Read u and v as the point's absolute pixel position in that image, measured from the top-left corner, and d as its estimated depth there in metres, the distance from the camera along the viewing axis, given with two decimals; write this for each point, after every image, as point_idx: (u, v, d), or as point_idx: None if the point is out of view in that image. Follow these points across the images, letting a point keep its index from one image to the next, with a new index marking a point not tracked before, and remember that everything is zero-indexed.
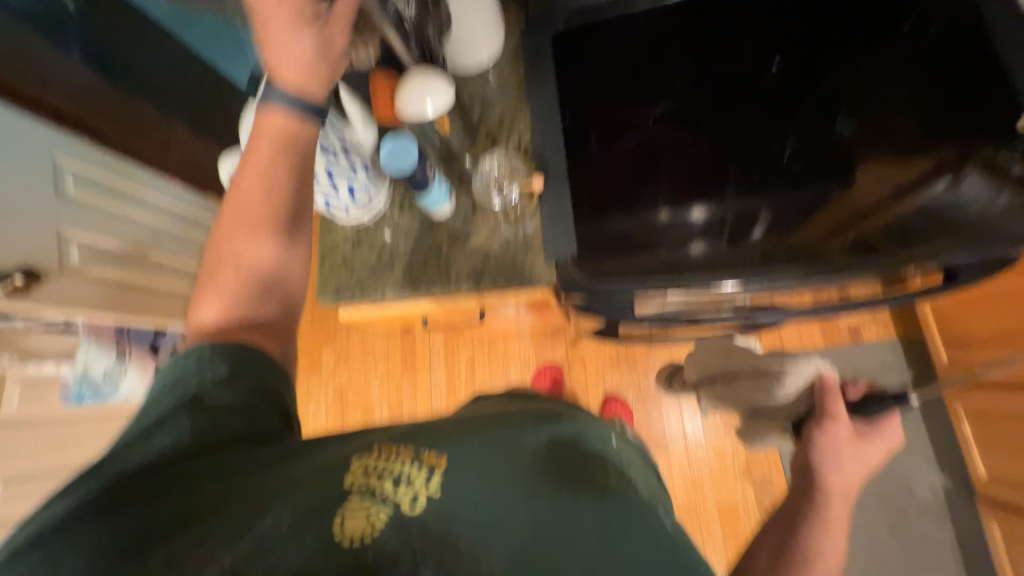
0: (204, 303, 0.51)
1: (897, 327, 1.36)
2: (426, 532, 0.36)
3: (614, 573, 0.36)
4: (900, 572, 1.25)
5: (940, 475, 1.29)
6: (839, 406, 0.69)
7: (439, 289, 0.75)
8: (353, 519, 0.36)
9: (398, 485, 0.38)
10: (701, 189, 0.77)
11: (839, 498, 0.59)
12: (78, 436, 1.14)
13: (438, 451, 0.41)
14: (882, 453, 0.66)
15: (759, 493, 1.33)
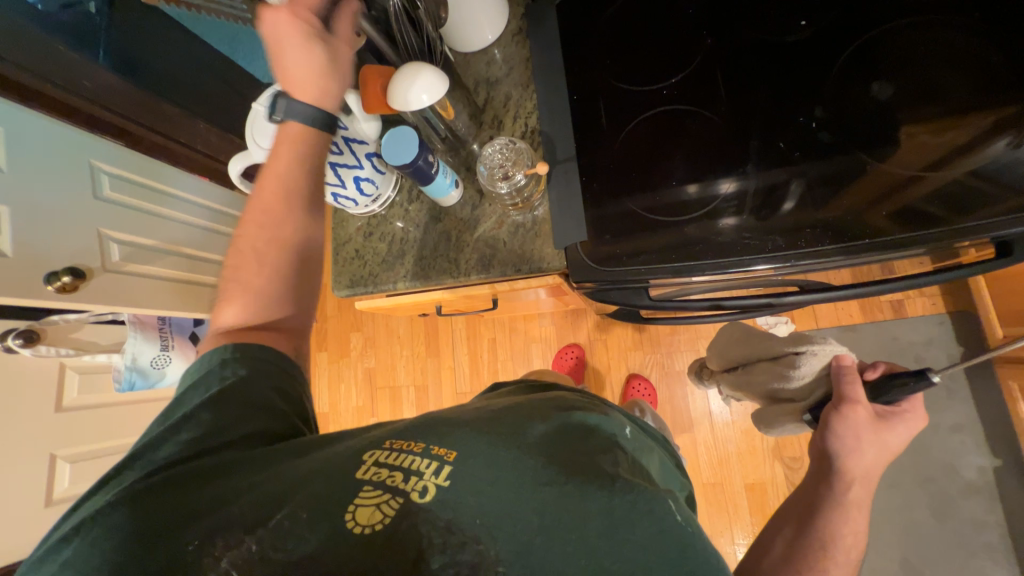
0: (227, 307, 0.56)
1: (947, 299, 1.22)
2: (431, 523, 0.36)
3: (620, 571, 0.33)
4: (947, 561, 1.14)
5: (990, 456, 1.16)
6: (856, 388, 0.62)
7: (449, 280, 0.71)
8: (366, 508, 0.37)
9: (408, 477, 0.38)
10: (720, 160, 0.63)
11: (858, 489, 0.57)
12: (130, 409, 1.36)
13: (448, 444, 0.40)
14: (908, 433, 0.61)
15: (789, 473, 1.27)
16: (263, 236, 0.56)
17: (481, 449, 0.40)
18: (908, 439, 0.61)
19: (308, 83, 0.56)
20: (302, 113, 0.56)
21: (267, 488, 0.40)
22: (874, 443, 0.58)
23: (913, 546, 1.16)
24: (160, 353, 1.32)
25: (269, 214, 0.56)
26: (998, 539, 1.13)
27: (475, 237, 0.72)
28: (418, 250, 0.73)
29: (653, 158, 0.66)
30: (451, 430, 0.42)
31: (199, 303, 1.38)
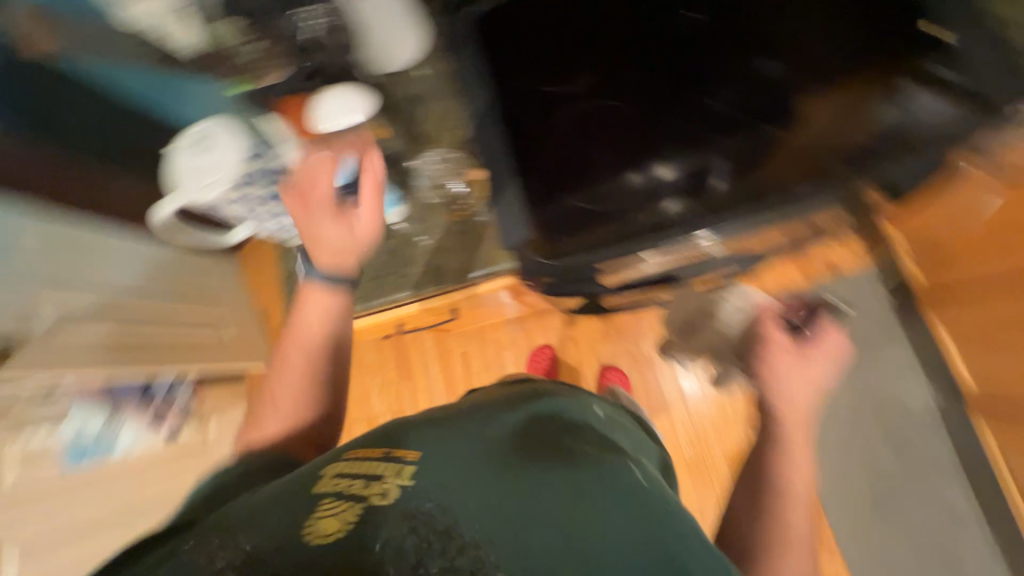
0: (267, 418, 0.59)
1: (872, 252, 1.30)
2: (400, 517, 0.35)
3: (588, 523, 0.35)
4: (911, 493, 1.22)
5: (930, 392, 1.22)
6: (774, 325, 0.71)
7: (410, 294, 0.73)
8: (328, 519, 0.36)
9: (364, 490, 0.38)
10: (654, 148, 0.69)
11: (795, 426, 0.61)
12: None
13: (408, 449, 0.42)
14: (832, 362, 0.68)
15: (760, 436, 1.32)
16: (292, 370, 0.61)
17: (448, 446, 0.42)
18: (833, 366, 0.68)
19: (338, 258, 0.61)
20: (328, 279, 0.61)
21: (223, 517, 0.39)
22: (809, 383, 0.65)
23: (878, 485, 1.23)
24: (109, 422, 1.04)
25: (297, 352, 0.61)
26: (953, 465, 1.20)
27: (422, 250, 0.73)
28: (370, 271, 0.74)
29: (587, 151, 0.70)
30: (414, 437, 0.45)
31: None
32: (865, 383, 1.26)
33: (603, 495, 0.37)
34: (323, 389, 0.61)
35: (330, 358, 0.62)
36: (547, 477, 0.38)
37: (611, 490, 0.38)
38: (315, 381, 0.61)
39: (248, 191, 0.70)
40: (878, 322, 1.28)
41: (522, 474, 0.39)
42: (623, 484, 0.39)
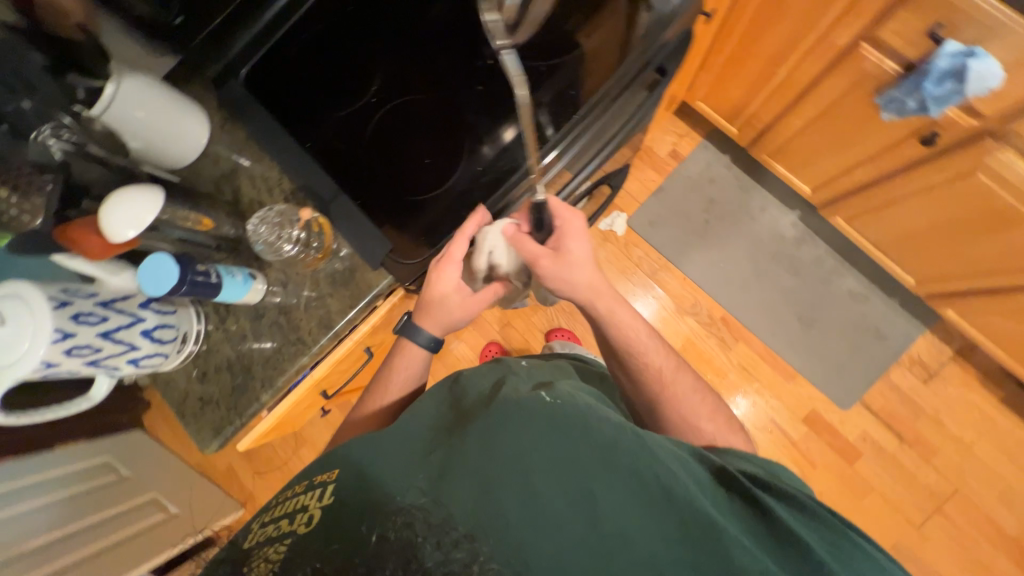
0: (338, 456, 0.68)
1: (699, 130, 1.49)
2: (355, 492, 0.48)
3: (502, 450, 0.46)
4: (824, 297, 1.39)
5: (794, 211, 1.43)
6: (531, 246, 0.69)
7: (306, 360, 0.68)
8: (304, 511, 0.49)
9: (296, 515, 0.49)
10: (491, 123, 0.81)
11: (597, 302, 0.74)
12: None
13: (330, 470, 0.51)
14: (581, 234, 0.72)
15: (697, 318, 1.42)
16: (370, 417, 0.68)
17: (385, 452, 0.51)
18: (582, 235, 0.73)
19: (446, 323, 0.70)
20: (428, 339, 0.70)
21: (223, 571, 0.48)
22: (584, 261, 0.72)
23: (796, 305, 1.39)
24: None
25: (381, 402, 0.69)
26: (836, 259, 1.39)
27: (302, 309, 0.69)
28: (260, 357, 0.68)
29: (422, 144, 0.80)
30: (357, 450, 0.52)
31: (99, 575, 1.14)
32: (747, 231, 1.44)
33: (524, 424, 0.47)
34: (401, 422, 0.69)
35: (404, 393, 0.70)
36: (474, 433, 0.48)
37: (531, 422, 0.48)
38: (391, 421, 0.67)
39: (72, 342, 0.53)
40: (730, 181, 1.46)
41: (458, 440, 0.49)
42: (539, 410, 0.49)
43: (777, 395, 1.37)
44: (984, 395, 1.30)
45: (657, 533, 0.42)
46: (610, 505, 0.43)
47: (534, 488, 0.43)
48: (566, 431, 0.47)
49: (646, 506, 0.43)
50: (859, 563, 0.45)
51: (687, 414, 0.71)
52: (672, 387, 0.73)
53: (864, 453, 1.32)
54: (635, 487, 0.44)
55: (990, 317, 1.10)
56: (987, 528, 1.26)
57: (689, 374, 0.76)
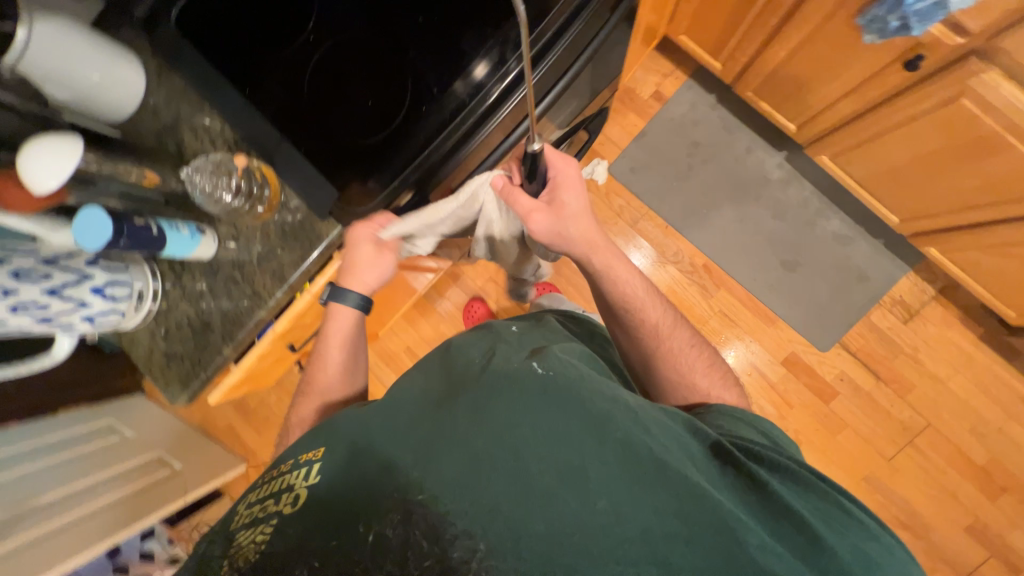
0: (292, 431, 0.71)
1: (684, 68, 1.41)
2: (335, 481, 0.48)
3: (495, 430, 0.46)
4: (806, 241, 1.36)
5: (780, 151, 1.37)
6: (522, 199, 0.71)
7: (263, 311, 0.68)
8: (284, 494, 0.48)
9: (282, 495, 0.49)
10: (453, 52, 0.66)
11: (591, 252, 0.77)
12: None
13: (314, 448, 0.52)
14: (574, 186, 0.74)
15: (679, 266, 1.41)
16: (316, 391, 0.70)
17: (374, 431, 0.51)
18: (579, 187, 0.74)
19: (363, 281, 0.68)
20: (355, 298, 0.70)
21: (208, 557, 0.46)
22: (580, 212, 0.75)
23: (780, 250, 1.37)
24: None
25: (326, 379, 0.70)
26: (821, 200, 1.36)
27: (255, 263, 0.68)
28: (218, 312, 0.69)
29: (363, 82, 0.67)
30: (342, 426, 0.53)
31: (121, 518, 1.22)
32: (730, 175, 1.39)
33: (517, 401, 0.48)
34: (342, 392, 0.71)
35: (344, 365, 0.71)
36: (467, 410, 0.49)
37: (522, 396, 0.48)
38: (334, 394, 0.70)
39: (17, 298, 0.54)
40: (715, 122, 1.40)
41: (447, 415, 0.49)
42: (532, 384, 0.50)
43: (756, 339, 1.39)
44: (963, 332, 1.31)
45: (650, 506, 0.43)
46: (602, 481, 0.44)
47: (527, 467, 0.44)
48: (559, 407, 0.48)
49: (639, 481, 0.44)
50: (849, 530, 0.47)
51: (684, 364, 0.74)
52: (670, 341, 0.76)
53: (841, 392, 1.35)
54: (627, 461, 0.45)
55: (969, 253, 1.08)
56: (956, 458, 1.31)
57: (685, 328, 0.79)
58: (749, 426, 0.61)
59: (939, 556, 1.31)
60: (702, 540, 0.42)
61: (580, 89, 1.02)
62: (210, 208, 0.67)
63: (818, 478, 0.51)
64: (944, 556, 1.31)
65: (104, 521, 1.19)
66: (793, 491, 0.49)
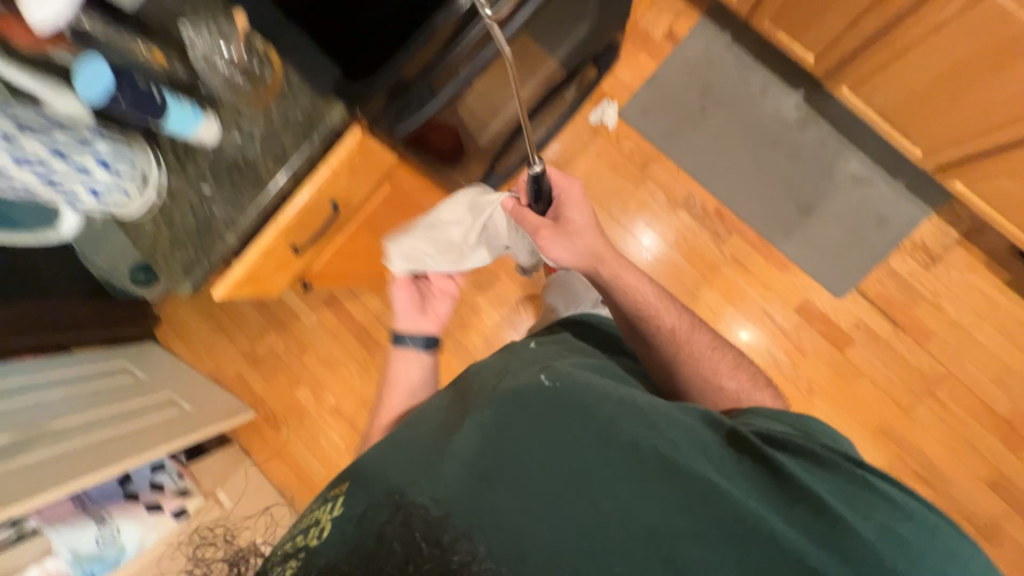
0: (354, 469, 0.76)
1: (698, 7, 1.37)
2: (351, 512, 0.49)
3: (500, 447, 0.51)
4: (822, 183, 1.32)
5: (797, 92, 1.33)
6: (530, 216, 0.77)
7: (269, 198, 0.69)
8: (316, 527, 0.49)
9: (309, 529, 0.50)
10: None
11: (603, 266, 0.75)
12: None
13: (338, 483, 0.54)
14: (578, 203, 0.79)
15: (690, 212, 1.39)
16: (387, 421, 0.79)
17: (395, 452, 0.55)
18: (581, 202, 0.79)
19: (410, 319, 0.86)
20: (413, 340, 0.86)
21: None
22: (584, 225, 0.78)
23: (795, 194, 1.34)
24: (101, 528, 1.10)
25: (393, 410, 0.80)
26: (840, 142, 1.31)
27: (258, 149, 0.68)
28: (222, 200, 0.69)
29: None
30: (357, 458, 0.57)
31: (136, 445, 1.26)
32: (745, 117, 1.35)
33: (520, 419, 0.53)
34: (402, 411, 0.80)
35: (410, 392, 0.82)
36: (476, 430, 0.53)
37: (526, 412, 0.53)
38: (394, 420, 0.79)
39: None
40: (730, 62, 1.36)
41: (452, 438, 0.53)
42: (534, 400, 0.54)
43: (769, 285, 1.35)
44: (989, 279, 1.25)
45: (657, 506, 0.48)
46: (605, 481, 0.49)
47: (535, 480, 0.49)
48: (557, 420, 0.52)
49: (644, 479, 0.49)
50: (873, 511, 0.50)
51: (706, 368, 0.73)
52: (690, 346, 0.74)
53: (857, 340, 1.31)
54: (632, 462, 0.50)
55: (997, 181, 1.04)
56: (978, 409, 1.26)
57: (705, 330, 0.77)
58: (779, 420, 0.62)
59: (959, 511, 1.27)
60: (703, 534, 0.47)
61: (589, 8, 1.00)
62: (197, 64, 0.66)
63: (843, 460, 0.54)
64: (965, 511, 1.26)
65: (113, 448, 1.22)
66: (814, 476, 0.52)
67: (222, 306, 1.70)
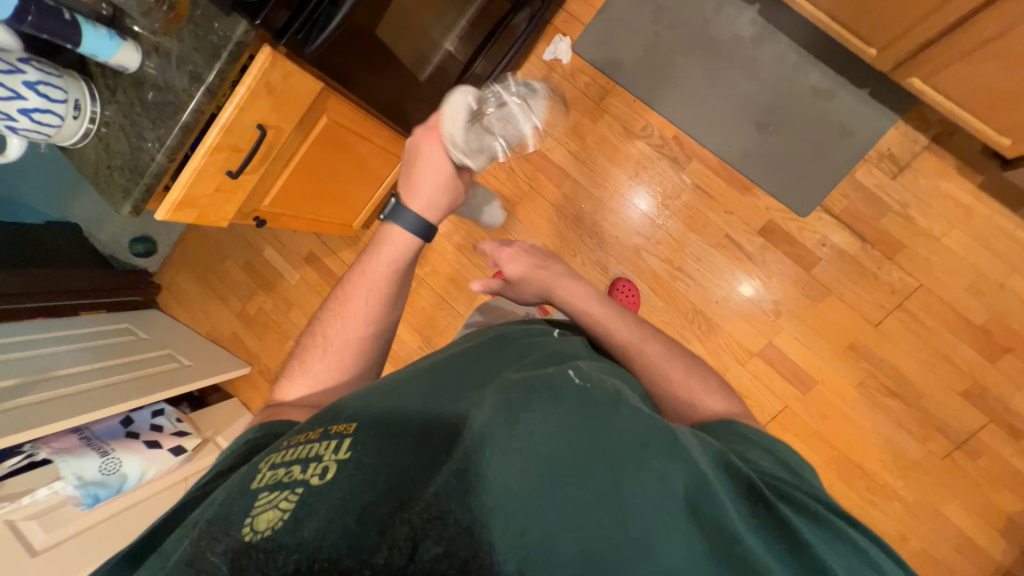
0: (293, 384, 0.74)
1: None
2: (359, 464, 0.47)
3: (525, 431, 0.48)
4: (783, 100, 1.28)
5: (752, 6, 1.29)
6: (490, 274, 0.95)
7: (189, 116, 0.73)
8: (314, 465, 0.48)
9: (309, 463, 0.48)
10: None
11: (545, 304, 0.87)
12: (129, 524, 1.20)
13: (346, 424, 0.52)
14: (510, 258, 0.89)
15: (649, 141, 1.38)
16: (351, 324, 0.76)
17: (400, 407, 0.54)
18: (514, 254, 0.88)
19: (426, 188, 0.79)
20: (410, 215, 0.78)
21: (231, 512, 0.47)
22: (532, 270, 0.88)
23: (755, 113, 1.30)
24: (104, 458, 1.22)
25: (352, 319, 0.76)
26: (799, 54, 1.27)
27: (175, 71, 0.73)
28: (148, 123, 0.75)
29: None
30: (372, 408, 0.55)
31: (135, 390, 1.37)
32: (700, 38, 1.32)
33: (555, 403, 0.47)
34: (368, 333, 0.77)
35: (378, 305, 0.77)
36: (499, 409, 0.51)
37: None
38: (361, 333, 0.76)
39: None
40: None
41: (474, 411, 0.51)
42: (570, 389, 0.49)
43: (730, 209, 1.34)
44: (961, 184, 1.20)
45: (682, 547, 0.42)
46: (637, 507, 0.42)
47: (561, 478, 0.43)
48: (592, 420, 0.48)
49: (672, 514, 0.43)
50: None
51: (657, 377, 0.73)
52: (640, 356, 0.74)
53: (823, 258, 1.29)
54: (665, 491, 0.43)
55: (950, 68, 0.99)
56: (951, 319, 1.23)
57: (658, 343, 0.76)
58: (757, 450, 0.58)
59: (934, 424, 1.25)
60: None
61: None
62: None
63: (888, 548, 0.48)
64: (938, 423, 1.25)
65: (112, 391, 1.33)
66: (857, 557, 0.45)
67: (214, 271, 1.80)
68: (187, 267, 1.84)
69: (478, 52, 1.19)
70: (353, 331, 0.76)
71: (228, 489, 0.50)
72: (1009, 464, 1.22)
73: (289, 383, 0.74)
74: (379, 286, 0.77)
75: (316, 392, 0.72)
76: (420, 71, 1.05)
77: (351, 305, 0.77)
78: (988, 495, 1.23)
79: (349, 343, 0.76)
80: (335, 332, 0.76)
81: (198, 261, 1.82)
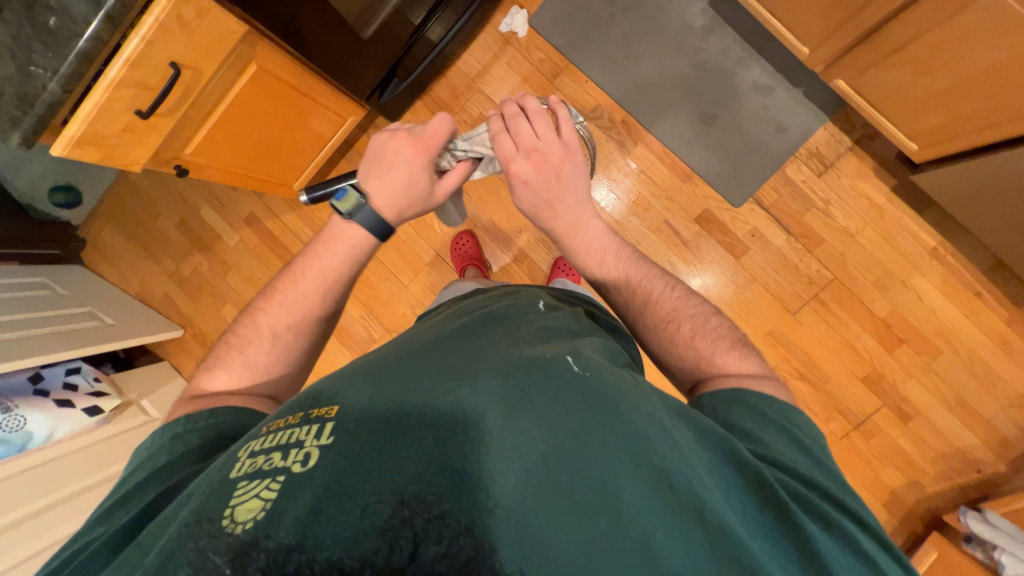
0: (214, 376, 0.67)
1: None
2: (345, 451, 0.42)
3: (524, 417, 0.44)
4: (726, 91, 1.32)
5: None
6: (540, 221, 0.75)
7: (83, 45, 0.68)
8: (290, 454, 0.43)
9: (289, 450, 0.44)
10: None
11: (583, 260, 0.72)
12: (38, 478, 1.16)
13: (325, 407, 0.47)
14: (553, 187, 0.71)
15: (598, 123, 1.39)
16: (284, 315, 0.69)
17: (383, 386, 0.48)
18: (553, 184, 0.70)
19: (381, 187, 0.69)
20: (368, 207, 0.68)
21: (203, 512, 0.42)
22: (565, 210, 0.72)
23: (700, 103, 1.34)
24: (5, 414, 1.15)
25: (288, 317, 0.69)
26: (744, 49, 1.31)
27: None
28: (40, 51, 0.69)
29: None
30: (356, 383, 0.49)
31: (52, 344, 1.30)
32: (653, 23, 1.33)
33: (549, 394, 0.45)
34: (308, 327, 0.70)
35: (325, 296, 0.71)
36: (494, 394, 0.45)
37: (562, 391, 0.45)
38: (304, 329, 0.70)
39: None
40: None
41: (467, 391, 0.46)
42: (567, 379, 0.47)
43: (669, 196, 1.39)
44: (876, 184, 1.29)
45: (683, 550, 0.39)
46: (636, 504, 0.40)
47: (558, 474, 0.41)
48: (595, 411, 0.44)
49: (668, 510, 0.41)
50: None
51: (699, 344, 0.65)
52: (682, 325, 0.67)
53: (751, 248, 1.36)
54: (665, 491, 0.41)
55: (869, 74, 1.06)
56: (858, 311, 1.33)
57: (706, 317, 0.69)
58: (771, 432, 0.54)
59: (836, 407, 1.36)
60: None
61: None
62: None
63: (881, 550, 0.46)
64: (840, 406, 1.36)
65: (23, 344, 1.25)
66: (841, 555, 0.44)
67: (146, 229, 1.70)
68: (113, 222, 1.72)
69: (432, 12, 1.14)
70: (291, 327, 0.69)
71: (203, 481, 0.46)
72: (897, 446, 1.34)
73: (213, 372, 0.67)
74: (330, 279, 0.70)
75: (248, 383, 0.67)
76: (363, 26, 1.00)
77: (292, 295, 0.70)
78: (877, 473, 1.35)
79: (287, 338, 0.69)
80: (270, 326, 0.69)
81: (128, 216, 1.71)
